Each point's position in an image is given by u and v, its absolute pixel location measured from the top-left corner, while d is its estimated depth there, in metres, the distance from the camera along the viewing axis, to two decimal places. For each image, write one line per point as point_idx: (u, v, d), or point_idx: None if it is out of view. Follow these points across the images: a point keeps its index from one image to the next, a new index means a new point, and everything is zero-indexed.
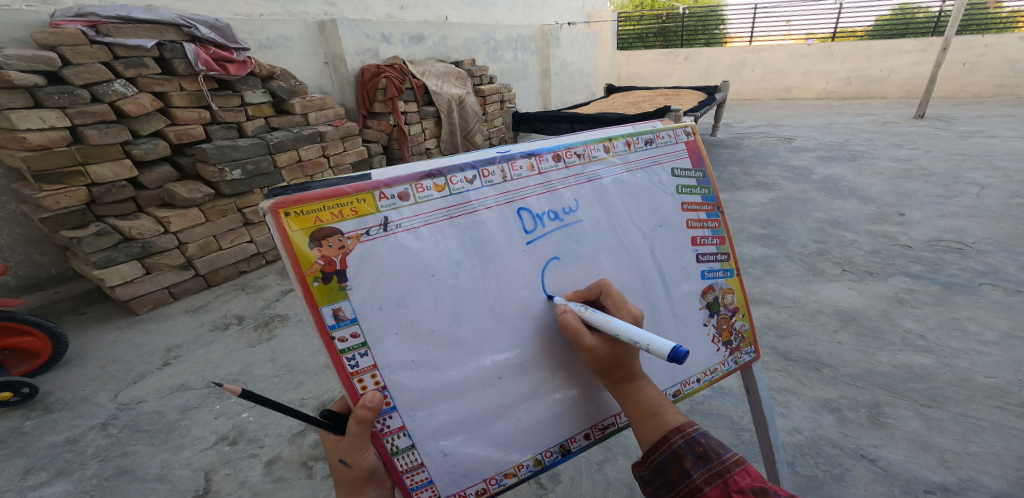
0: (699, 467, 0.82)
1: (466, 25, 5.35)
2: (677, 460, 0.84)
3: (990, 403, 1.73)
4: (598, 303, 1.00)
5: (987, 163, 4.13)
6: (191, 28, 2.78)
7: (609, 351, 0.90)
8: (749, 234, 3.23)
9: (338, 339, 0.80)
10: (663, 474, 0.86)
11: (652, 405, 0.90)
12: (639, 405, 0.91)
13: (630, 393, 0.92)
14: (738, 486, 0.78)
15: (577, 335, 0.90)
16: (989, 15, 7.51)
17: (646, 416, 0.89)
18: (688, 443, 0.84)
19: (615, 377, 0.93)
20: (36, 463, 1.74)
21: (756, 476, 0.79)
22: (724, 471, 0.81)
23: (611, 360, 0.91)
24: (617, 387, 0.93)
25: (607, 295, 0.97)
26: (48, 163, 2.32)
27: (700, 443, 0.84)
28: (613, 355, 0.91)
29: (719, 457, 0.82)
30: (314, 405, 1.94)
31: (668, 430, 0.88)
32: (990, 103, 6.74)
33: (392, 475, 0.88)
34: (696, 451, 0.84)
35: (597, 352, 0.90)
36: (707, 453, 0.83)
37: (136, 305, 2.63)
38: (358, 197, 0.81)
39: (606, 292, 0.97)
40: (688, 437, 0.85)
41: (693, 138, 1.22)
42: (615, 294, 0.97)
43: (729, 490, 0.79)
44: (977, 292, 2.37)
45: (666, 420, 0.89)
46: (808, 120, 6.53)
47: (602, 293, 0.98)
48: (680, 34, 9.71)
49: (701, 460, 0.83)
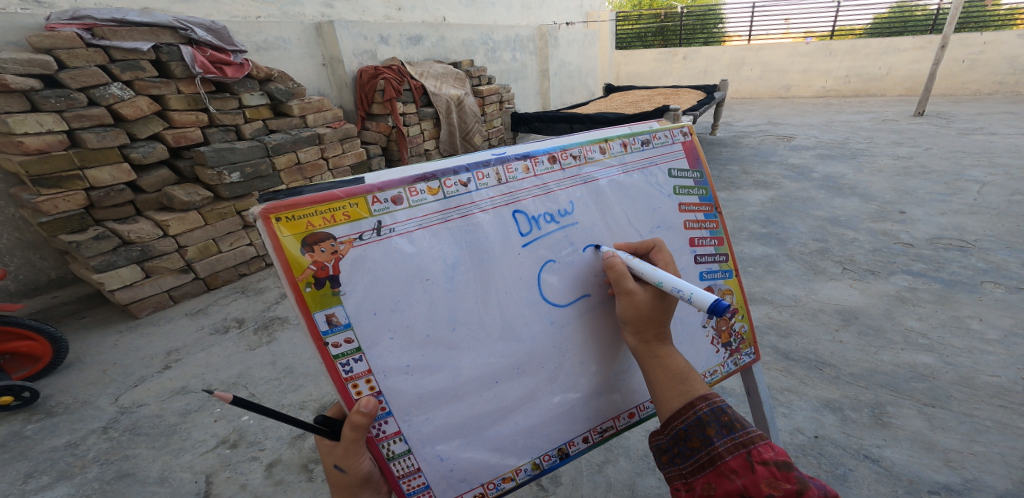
0: (723, 435, 0.81)
1: (464, 26, 5.34)
2: (701, 427, 0.84)
3: (994, 402, 1.72)
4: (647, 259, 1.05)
5: (988, 160, 4.11)
6: (188, 30, 2.76)
7: (651, 302, 0.93)
8: (749, 233, 3.22)
9: (331, 344, 0.79)
10: (683, 442, 0.85)
11: (681, 371, 0.90)
12: (668, 369, 0.90)
13: (660, 355, 0.92)
14: (762, 457, 0.77)
15: (619, 277, 0.94)
16: (986, 13, 7.51)
17: (674, 381, 0.89)
18: (714, 411, 0.84)
19: (648, 335, 0.93)
20: (38, 467, 1.73)
21: (780, 452, 0.78)
22: (748, 442, 0.79)
23: (649, 313, 0.93)
24: (648, 346, 0.93)
25: (658, 251, 1.02)
26: (45, 167, 2.31)
27: (725, 413, 0.84)
28: (652, 306, 0.93)
29: (744, 429, 0.81)
30: (314, 407, 1.93)
31: (694, 397, 0.87)
32: (989, 100, 6.72)
33: (389, 480, 0.87)
34: (721, 420, 0.83)
35: (637, 297, 0.93)
36: (732, 422, 0.82)
37: (136, 308, 2.62)
38: (351, 201, 0.80)
39: (659, 248, 1.02)
40: (714, 406, 0.85)
41: (689, 138, 1.21)
42: (667, 252, 1.01)
43: (751, 460, 0.77)
44: (979, 290, 2.35)
45: (694, 388, 0.89)
46: (807, 119, 6.51)
47: (654, 248, 1.02)
48: (679, 33, 9.70)
49: (725, 429, 0.82)
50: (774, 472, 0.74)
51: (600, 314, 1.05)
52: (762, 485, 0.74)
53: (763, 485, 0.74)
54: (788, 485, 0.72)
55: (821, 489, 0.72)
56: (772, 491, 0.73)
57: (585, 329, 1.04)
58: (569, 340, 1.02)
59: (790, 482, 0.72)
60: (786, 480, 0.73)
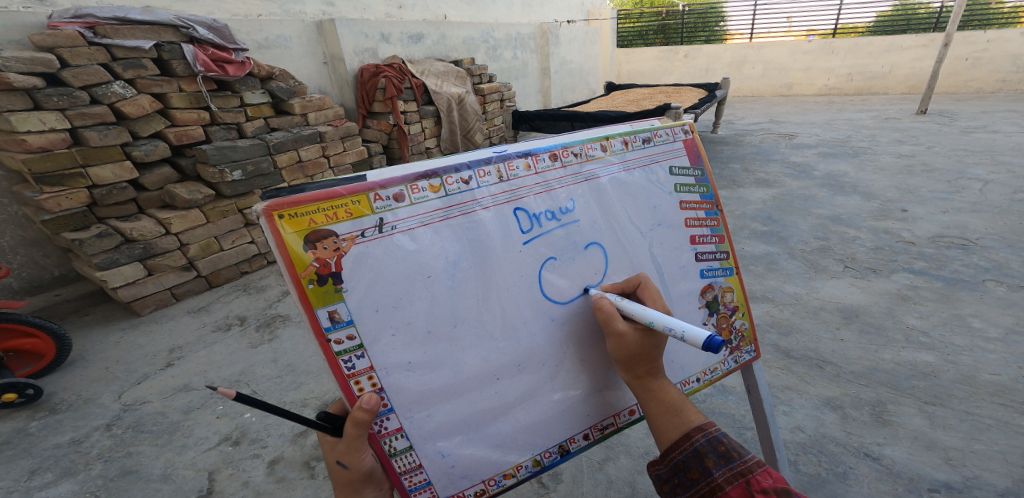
0: (721, 466, 0.82)
1: (465, 23, 5.33)
2: (699, 458, 0.84)
3: (994, 401, 1.72)
4: (636, 295, 1.04)
5: (991, 158, 4.10)
6: (189, 29, 2.77)
7: (641, 340, 0.92)
8: (750, 231, 3.21)
9: (334, 341, 0.79)
10: (682, 472, 0.86)
11: (674, 403, 0.91)
12: (662, 402, 0.92)
13: (652, 389, 0.93)
14: (761, 486, 0.78)
15: (609, 318, 0.93)
16: (990, 10, 7.47)
17: (669, 413, 0.90)
18: (711, 442, 0.84)
19: (640, 371, 0.94)
20: (42, 463, 1.75)
21: (779, 478, 0.79)
22: (747, 471, 0.81)
23: (639, 351, 0.92)
24: (641, 381, 0.94)
25: (644, 288, 1.01)
26: (48, 164, 2.32)
27: (722, 442, 0.84)
28: (643, 344, 0.92)
29: (742, 457, 0.82)
30: (316, 405, 1.94)
31: (690, 428, 0.88)
32: (993, 98, 6.69)
33: (390, 477, 0.88)
34: (718, 450, 0.83)
35: (627, 338, 0.92)
36: (729, 452, 0.82)
37: (139, 306, 2.63)
38: (353, 198, 0.80)
39: (644, 285, 1.02)
40: (710, 436, 0.85)
41: (690, 136, 1.22)
42: (652, 288, 1.01)
43: (751, 489, 0.79)
44: (981, 288, 2.35)
45: (689, 419, 0.90)
46: (809, 117, 6.49)
47: (640, 285, 1.02)
48: (681, 31, 9.69)
49: (724, 459, 0.82)
50: None
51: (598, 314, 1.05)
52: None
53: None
54: None
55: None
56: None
57: (585, 327, 1.04)
58: (569, 338, 1.03)
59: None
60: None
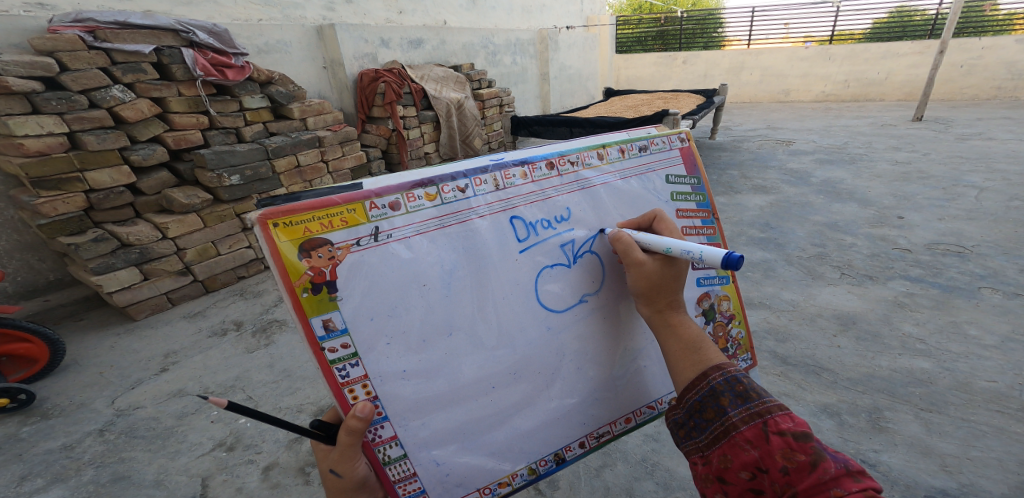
0: (737, 406, 0.82)
1: (465, 29, 5.36)
2: (715, 397, 0.85)
3: (991, 408, 1.72)
4: (650, 231, 1.07)
5: (986, 165, 4.12)
6: (189, 33, 2.77)
7: (660, 270, 0.95)
8: (747, 237, 3.22)
9: (328, 349, 0.79)
10: (698, 414, 0.86)
11: (694, 340, 0.93)
12: (681, 337, 0.93)
13: (674, 323, 0.95)
14: (778, 428, 0.77)
15: (627, 249, 0.96)
16: (985, 18, 7.55)
17: (689, 351, 0.91)
18: (728, 381, 0.85)
19: (661, 304, 0.96)
20: (33, 469, 1.73)
21: (800, 422, 0.77)
22: (764, 412, 0.79)
23: (659, 281, 0.95)
24: (661, 315, 0.96)
25: (660, 221, 1.05)
26: (46, 169, 2.32)
27: (740, 383, 0.84)
28: (662, 274, 0.95)
29: (760, 399, 0.81)
30: (312, 410, 1.93)
31: (708, 367, 0.89)
32: (987, 105, 6.76)
33: (384, 485, 0.87)
34: (736, 390, 0.83)
35: (647, 268, 0.94)
36: (747, 392, 0.82)
37: (134, 311, 2.62)
38: (348, 207, 0.80)
39: (660, 217, 1.05)
40: (728, 376, 0.86)
41: (686, 144, 1.23)
42: (668, 221, 1.04)
43: (767, 430, 0.77)
44: (977, 296, 2.36)
45: (708, 358, 0.91)
46: (807, 123, 6.53)
47: (655, 219, 1.05)
48: (679, 37, 9.80)
49: (740, 399, 0.82)
50: (790, 443, 0.74)
51: (596, 321, 1.06)
52: (777, 456, 0.74)
53: (778, 456, 0.74)
54: (803, 457, 0.72)
55: (842, 462, 0.71)
56: (786, 462, 0.73)
57: (583, 336, 1.04)
58: (565, 347, 1.03)
59: (806, 454, 0.73)
60: (802, 451, 0.73)
